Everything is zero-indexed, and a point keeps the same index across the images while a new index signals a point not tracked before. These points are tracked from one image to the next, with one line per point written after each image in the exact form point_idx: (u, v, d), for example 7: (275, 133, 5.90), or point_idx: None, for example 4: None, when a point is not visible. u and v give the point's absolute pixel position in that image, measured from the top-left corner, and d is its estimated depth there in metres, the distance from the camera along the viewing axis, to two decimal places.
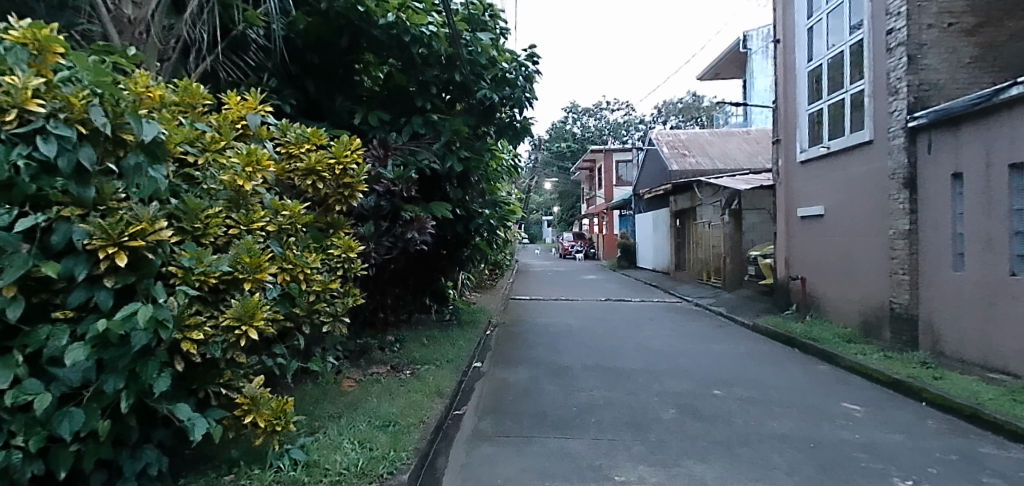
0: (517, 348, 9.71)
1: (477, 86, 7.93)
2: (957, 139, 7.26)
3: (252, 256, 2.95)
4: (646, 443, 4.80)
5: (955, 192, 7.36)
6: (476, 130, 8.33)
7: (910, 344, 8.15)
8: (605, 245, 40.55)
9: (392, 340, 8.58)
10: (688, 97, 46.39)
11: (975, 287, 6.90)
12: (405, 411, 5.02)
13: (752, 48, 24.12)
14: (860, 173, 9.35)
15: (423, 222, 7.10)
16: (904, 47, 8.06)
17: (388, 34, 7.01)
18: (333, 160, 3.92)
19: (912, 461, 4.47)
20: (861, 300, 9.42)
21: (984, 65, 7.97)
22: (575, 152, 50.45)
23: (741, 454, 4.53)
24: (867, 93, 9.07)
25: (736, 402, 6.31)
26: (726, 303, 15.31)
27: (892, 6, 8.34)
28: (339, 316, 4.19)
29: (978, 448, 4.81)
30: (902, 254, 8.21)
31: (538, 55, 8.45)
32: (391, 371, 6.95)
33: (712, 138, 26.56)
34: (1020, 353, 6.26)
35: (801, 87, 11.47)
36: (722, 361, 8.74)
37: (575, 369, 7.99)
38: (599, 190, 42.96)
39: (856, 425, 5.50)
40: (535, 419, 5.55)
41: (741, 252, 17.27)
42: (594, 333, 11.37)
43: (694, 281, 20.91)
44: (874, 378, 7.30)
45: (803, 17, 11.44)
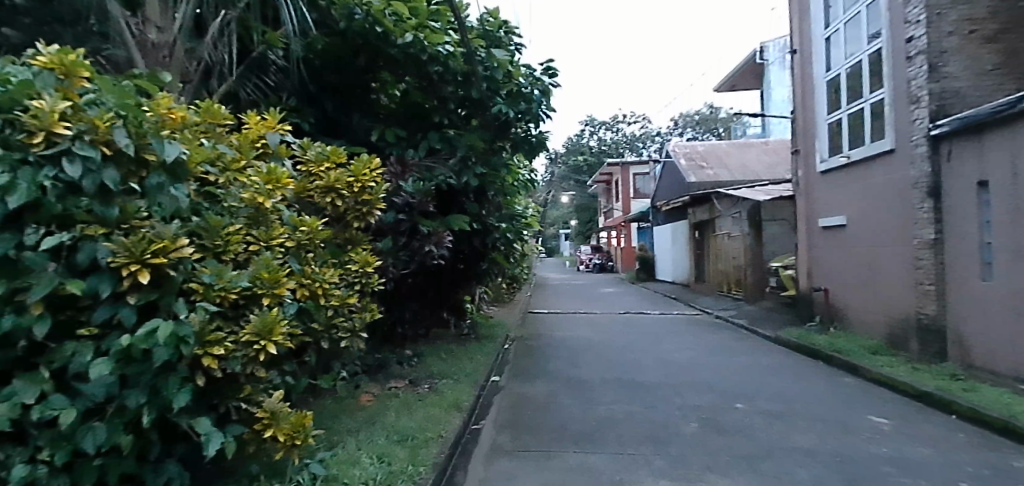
0: (535, 362, 9.69)
1: (493, 102, 8.01)
2: (981, 147, 7.12)
3: (271, 272, 2.99)
4: (666, 458, 4.73)
5: (982, 201, 7.19)
6: (492, 146, 8.44)
7: (939, 356, 7.96)
8: (624, 258, 40.26)
9: (411, 354, 8.58)
10: (706, 109, 46.43)
11: (1005, 297, 6.68)
12: (424, 426, 5.02)
13: (769, 59, 24.09)
14: (882, 182, 9.20)
15: (441, 236, 7.29)
16: (924, 55, 7.95)
17: (405, 53, 7.13)
18: (351, 178, 3.98)
19: (943, 476, 4.33)
20: (886, 311, 9.23)
21: (1008, 72, 7.83)
22: (592, 166, 50.51)
23: (764, 468, 4.44)
24: (887, 101, 8.96)
25: (759, 416, 6.19)
26: (747, 315, 15.11)
27: (911, 15, 8.25)
28: (357, 332, 4.32)
29: (1011, 462, 4.63)
30: (927, 264, 8.06)
31: (555, 68, 8.50)
32: (409, 385, 6.95)
33: (730, 149, 26.44)
34: None
35: (820, 98, 11.37)
36: (743, 373, 8.62)
37: (595, 382, 7.95)
38: (615, 203, 43.09)
39: (884, 438, 5.36)
40: (554, 434, 5.51)
41: (762, 265, 16.93)
42: (613, 346, 11.33)
43: (714, 293, 20.68)
44: (902, 391, 7.10)
45: (820, 27, 11.36)
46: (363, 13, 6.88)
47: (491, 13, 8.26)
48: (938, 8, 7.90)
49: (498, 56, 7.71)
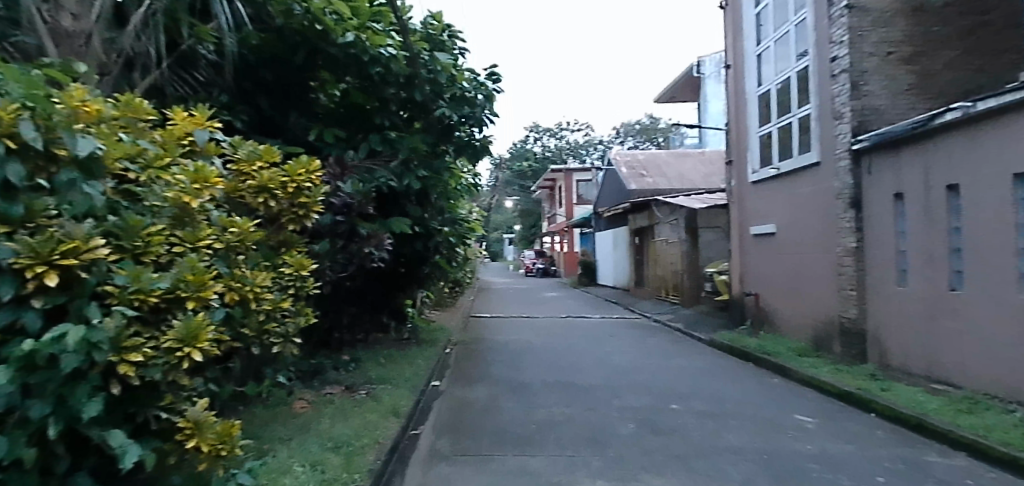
0: (476, 366, 9.62)
1: (436, 105, 7.97)
2: (897, 162, 7.60)
3: (196, 274, 2.80)
4: (604, 459, 4.76)
5: (898, 213, 7.68)
6: (435, 148, 8.35)
7: (859, 356, 8.45)
8: (567, 263, 40.82)
9: (348, 360, 8.32)
10: (647, 119, 47.86)
11: (919, 302, 7.17)
12: (360, 432, 4.86)
13: (706, 72, 25.02)
14: (809, 193, 9.71)
15: (381, 238, 7.09)
16: (847, 74, 8.45)
17: (346, 53, 6.93)
18: (286, 178, 3.81)
19: (862, 471, 4.55)
20: (811, 315, 9.73)
21: (922, 93, 8.38)
22: (536, 172, 50.99)
23: (697, 466, 4.55)
24: (813, 117, 9.46)
25: (693, 416, 6.35)
26: (683, 318, 15.60)
27: (835, 36, 8.75)
28: (290, 337, 4.18)
29: (923, 457, 4.94)
30: (849, 270, 8.55)
31: (498, 73, 8.52)
32: (346, 391, 6.74)
33: (668, 159, 27.28)
34: (960, 365, 6.50)
35: (752, 111, 11.93)
36: (680, 375, 8.86)
37: (536, 386, 7.95)
38: (559, 209, 43.66)
39: (808, 436, 5.62)
40: (493, 437, 5.46)
41: (698, 270, 17.51)
42: (555, 350, 11.42)
43: (653, 298, 21.26)
44: (825, 390, 7.51)
45: (753, 44, 11.91)
46: (302, 10, 6.66)
47: (435, 16, 8.24)
48: (859, 31, 8.42)
49: (441, 60, 7.72)
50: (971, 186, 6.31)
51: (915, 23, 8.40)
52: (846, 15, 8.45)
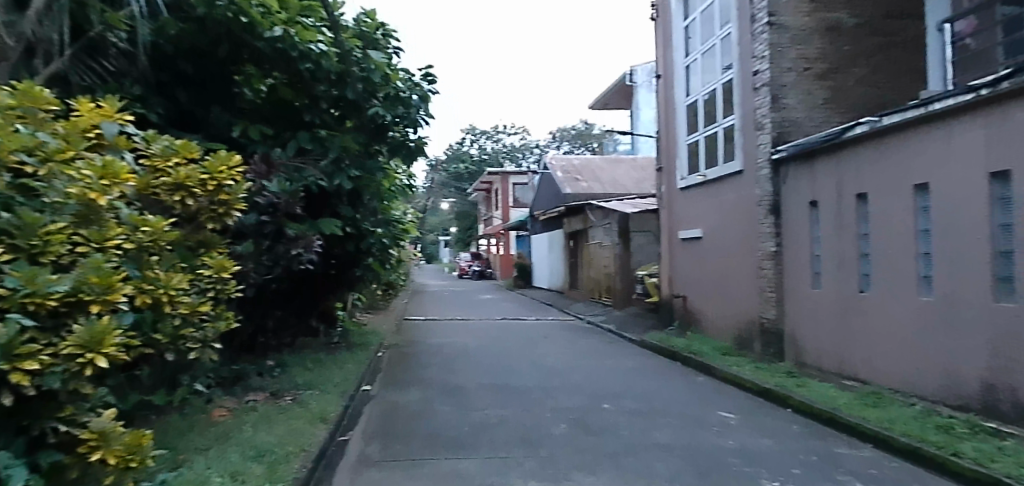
0: (409, 370, 9.46)
1: (369, 104, 7.67)
2: (813, 172, 8.09)
3: (102, 276, 2.55)
4: (537, 459, 4.79)
5: (813, 219, 8.17)
6: (368, 148, 8.16)
7: (778, 355, 8.91)
8: (502, 265, 40.99)
9: (273, 365, 7.95)
10: (582, 125, 48.92)
11: (832, 304, 7.65)
12: (284, 440, 4.64)
13: (639, 81, 25.82)
14: (732, 199, 10.19)
15: (309, 240, 6.86)
16: (768, 87, 8.93)
17: (273, 48, 6.69)
18: (206, 176, 3.59)
19: (779, 463, 4.78)
20: (734, 315, 10.21)
21: (835, 107, 8.96)
22: (472, 174, 50.93)
23: (626, 464, 4.65)
24: (737, 127, 9.95)
25: (622, 415, 6.50)
26: (615, 320, 15.99)
27: (758, 51, 9.22)
28: (209, 342, 3.97)
29: (834, 449, 5.26)
30: (769, 273, 9.03)
31: (434, 74, 8.44)
32: (269, 398, 6.43)
33: (602, 164, 27.95)
34: (868, 362, 6.99)
35: (680, 120, 12.42)
36: (612, 375, 9.06)
37: (470, 389, 7.89)
38: (495, 211, 43.83)
39: (731, 431, 5.88)
40: (426, 441, 5.37)
41: (630, 271, 17.86)
42: (489, 352, 11.42)
43: (586, 300, 21.68)
44: (746, 388, 7.89)
45: (681, 55, 12.39)
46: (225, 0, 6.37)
47: (368, 14, 8.02)
48: (779, 47, 8.92)
49: (375, 58, 7.41)
50: (878, 196, 6.80)
51: (829, 42, 8.98)
52: (767, 32, 8.92)
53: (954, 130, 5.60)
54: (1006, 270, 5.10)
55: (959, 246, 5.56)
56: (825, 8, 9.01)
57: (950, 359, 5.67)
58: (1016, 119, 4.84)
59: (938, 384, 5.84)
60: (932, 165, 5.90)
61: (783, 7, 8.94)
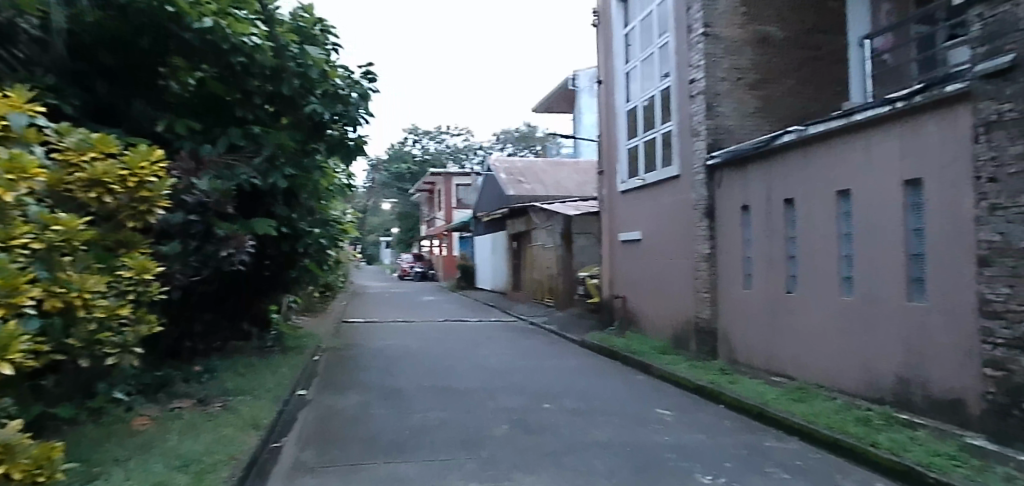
0: (348, 373, 9.21)
1: (306, 100, 7.58)
2: (744, 178, 8.45)
3: (7, 277, 2.30)
4: (478, 460, 4.76)
5: (744, 223, 8.53)
6: (304, 146, 7.92)
7: (712, 353, 9.26)
8: (445, 266, 40.67)
9: (201, 370, 7.55)
10: (525, 128, 49.30)
11: (762, 304, 8.02)
12: (213, 449, 4.40)
13: (581, 86, 26.26)
14: (670, 203, 10.50)
15: (242, 239, 6.45)
16: (703, 96, 9.27)
17: (202, 39, 6.23)
18: (125, 172, 3.36)
19: (712, 458, 4.94)
20: (671, 315, 10.52)
21: (765, 116, 9.39)
22: (415, 174, 50.32)
23: (566, 463, 4.69)
24: (674, 134, 10.27)
25: (563, 414, 6.56)
26: (557, 321, 16.16)
27: (693, 60, 9.56)
28: (129, 347, 3.71)
29: (763, 442, 5.50)
30: (703, 274, 9.36)
31: (374, 72, 8.26)
32: (197, 405, 6.09)
33: (545, 167, 28.24)
34: (794, 359, 7.36)
35: (621, 125, 12.72)
36: (553, 375, 9.14)
37: (410, 391, 7.75)
38: (438, 212, 43.47)
39: (668, 428, 6.04)
40: (364, 446, 5.22)
41: (571, 273, 18.20)
42: (431, 354, 11.29)
43: (528, 301, 21.83)
44: (682, 385, 8.15)
45: (621, 62, 12.69)
46: None
47: (306, 8, 7.80)
48: (714, 57, 9.28)
49: (312, 54, 7.36)
50: (804, 201, 7.18)
51: (760, 53, 9.42)
52: (703, 42, 9.26)
53: (872, 140, 5.98)
54: (918, 272, 5.47)
55: (877, 249, 5.93)
56: (756, 21, 9.45)
57: (868, 355, 6.04)
58: (927, 131, 5.21)
59: (858, 379, 6.21)
60: (853, 173, 6.28)
61: (717, 19, 9.31)
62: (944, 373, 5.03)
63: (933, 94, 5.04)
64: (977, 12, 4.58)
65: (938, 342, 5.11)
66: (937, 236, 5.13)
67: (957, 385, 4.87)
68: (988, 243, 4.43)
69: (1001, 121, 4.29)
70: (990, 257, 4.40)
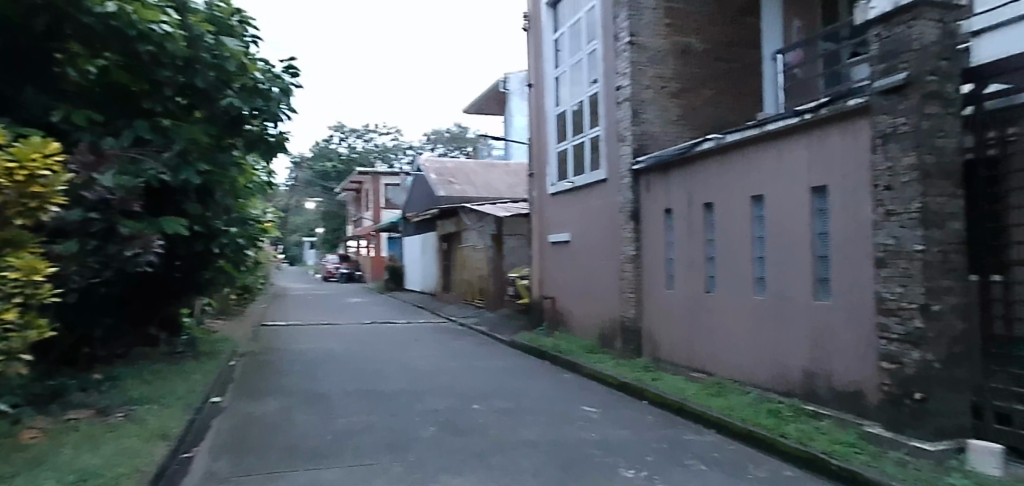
0: (267, 378, 8.78)
1: (222, 94, 7.18)
2: (667, 182, 8.79)
3: None
4: (404, 463, 4.65)
5: (667, 226, 8.87)
6: (219, 142, 7.57)
7: (636, 351, 9.56)
8: (373, 267, 39.75)
9: (100, 379, 6.95)
10: (456, 129, 49.17)
11: (683, 303, 8.36)
12: (114, 462, 4.05)
13: (512, 89, 26.47)
14: (598, 205, 10.76)
15: (149, 240, 6.11)
16: (629, 102, 9.57)
17: (104, 25, 5.58)
18: (14, 163, 3.02)
19: (635, 452, 5.09)
20: (598, 315, 10.78)
21: (687, 124, 9.81)
22: (341, 173, 48.94)
23: (494, 463, 4.67)
24: (602, 138, 10.54)
25: (492, 414, 6.55)
26: (487, 321, 16.16)
27: (620, 67, 9.85)
28: (15, 355, 3.32)
29: (682, 436, 5.73)
30: (629, 275, 9.65)
31: (297, 67, 7.96)
32: (95, 415, 5.60)
33: (475, 168, 28.23)
34: (712, 355, 7.71)
35: (550, 128, 12.92)
36: (481, 376, 9.11)
37: (334, 395, 7.49)
38: (365, 212, 42.46)
39: (594, 425, 6.16)
40: (283, 453, 4.99)
41: (502, 274, 18.28)
42: (357, 356, 10.98)
43: (458, 302, 21.72)
44: (607, 383, 8.35)
45: (551, 67, 12.89)
46: None
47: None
48: (639, 65, 9.62)
49: (230, 46, 6.96)
50: (722, 205, 7.54)
51: (682, 64, 9.83)
52: (629, 51, 9.57)
53: (784, 149, 6.38)
54: (823, 272, 5.88)
55: (787, 251, 6.32)
56: (679, 33, 9.86)
57: (779, 351, 6.42)
58: (832, 141, 5.62)
59: (770, 373, 6.59)
60: (766, 179, 6.67)
61: (642, 29, 9.65)
62: (845, 367, 5.42)
63: (836, 108, 5.46)
64: (875, 33, 4.97)
65: (841, 337, 5.50)
66: (840, 239, 5.53)
67: (857, 378, 5.27)
68: (884, 246, 4.82)
69: (896, 134, 4.67)
70: (885, 259, 4.80)
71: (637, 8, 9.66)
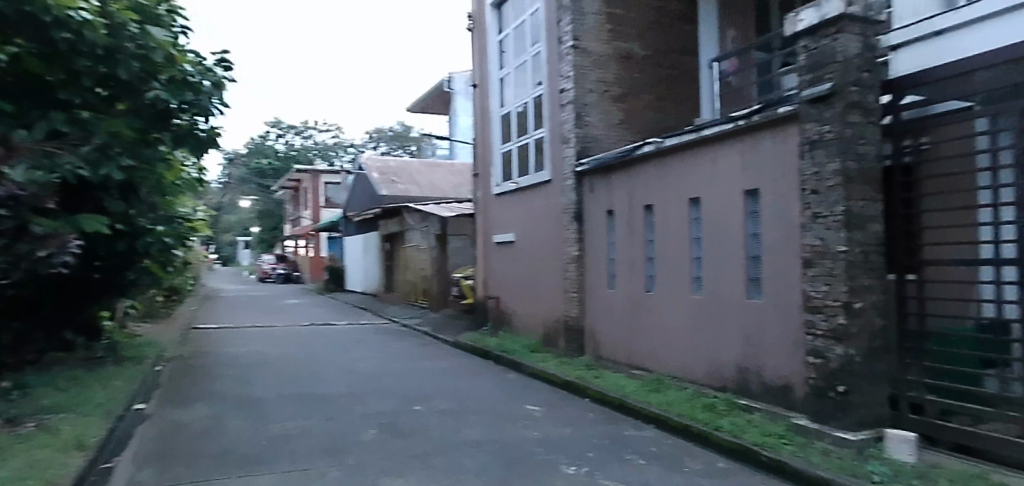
0: (197, 383, 8.36)
1: (148, 86, 6.78)
2: (609, 184, 8.97)
3: None
4: (343, 468, 4.53)
5: (609, 226, 9.06)
6: (145, 136, 7.11)
7: (579, 350, 9.71)
8: (312, 267, 38.62)
9: (8, 388, 6.42)
10: (400, 128, 48.48)
11: (624, 302, 8.55)
12: (23, 475, 3.74)
13: (456, 88, 26.35)
14: (542, 206, 10.86)
15: (65, 239, 5.69)
16: (573, 105, 9.71)
17: (18, 11, 5.27)
18: None
19: (576, 449, 5.17)
20: (542, 314, 10.88)
21: (628, 127, 10.05)
22: (279, 171, 47.30)
23: (436, 464, 4.62)
24: (546, 140, 10.65)
25: (435, 415, 6.48)
26: (430, 322, 16.01)
27: (563, 71, 9.98)
28: None
29: (623, 431, 5.86)
30: (572, 275, 9.79)
31: (230, 60, 7.60)
32: (2, 427, 5.16)
33: (419, 167, 27.94)
34: (651, 352, 7.93)
35: (495, 129, 12.94)
36: (425, 377, 9.01)
37: (270, 400, 7.22)
38: (304, 211, 41.20)
39: (537, 423, 6.21)
40: (213, 460, 4.76)
41: (446, 274, 18.16)
42: (295, 359, 10.62)
43: (401, 303, 21.41)
44: (551, 381, 8.44)
45: (496, 68, 12.91)
46: None
47: None
48: (581, 69, 9.78)
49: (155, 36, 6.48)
50: (661, 207, 7.77)
51: (624, 69, 10.07)
52: (572, 54, 9.72)
53: (719, 154, 6.64)
54: (755, 272, 6.16)
55: (722, 251, 6.58)
56: (621, 39, 10.09)
57: (714, 348, 6.67)
58: (765, 147, 5.88)
59: (706, 369, 6.84)
60: (703, 182, 6.92)
61: (585, 33, 9.82)
62: (776, 362, 5.69)
63: (767, 115, 5.73)
64: (803, 45, 5.24)
65: (771, 333, 5.78)
66: (771, 240, 5.80)
67: (786, 372, 5.54)
68: (811, 247, 5.09)
69: (822, 141, 4.94)
70: (812, 259, 5.07)
71: (580, 13, 9.83)
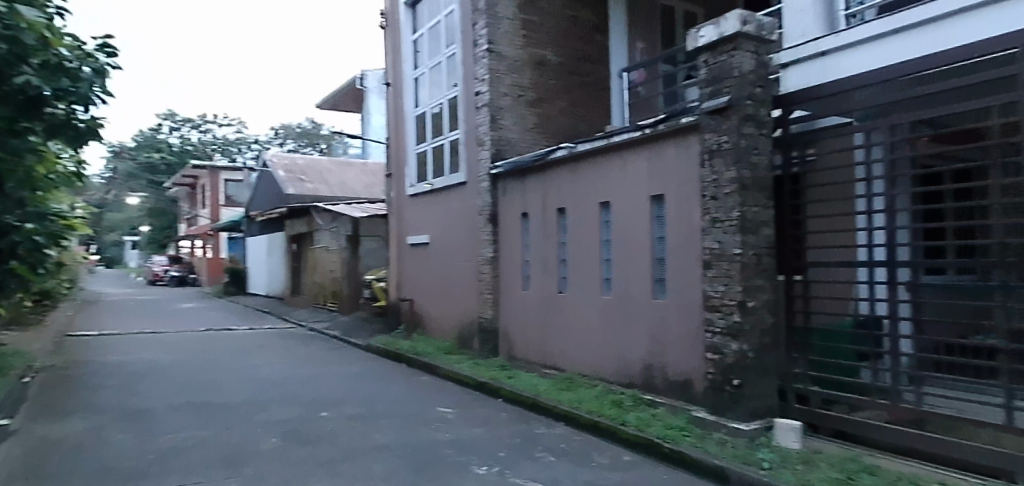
0: (73, 396, 7.54)
1: (16, 70, 5.99)
2: (523, 187, 9.07)
3: None
4: (241, 479, 4.25)
5: (523, 228, 9.15)
6: (10, 125, 6.32)
7: (493, 351, 9.73)
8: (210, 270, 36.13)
9: None
10: (308, 124, 46.54)
11: (538, 302, 8.68)
12: None
13: (370, 86, 25.67)
14: (457, 207, 10.80)
15: None
16: (488, 108, 9.75)
17: None
18: None
19: (488, 449, 5.17)
20: (457, 316, 10.81)
21: (542, 132, 10.22)
22: (172, 166, 43.92)
23: (343, 471, 4.45)
24: (461, 141, 10.61)
25: (343, 421, 6.25)
26: (340, 326, 15.45)
27: (479, 73, 10.01)
28: None
29: (534, 430, 5.93)
30: (486, 276, 9.81)
31: (113, 46, 6.92)
32: None
33: (329, 166, 26.92)
34: (563, 351, 8.09)
35: (409, 129, 12.73)
36: (333, 383, 8.68)
37: (158, 411, 6.64)
38: (201, 210, 38.48)
39: (449, 425, 6.15)
40: (88, 478, 4.30)
41: (358, 277, 17.60)
42: (190, 367, 9.88)
43: (309, 307, 20.51)
44: (464, 383, 8.39)
45: (410, 68, 12.70)
46: None
47: None
48: (496, 72, 9.85)
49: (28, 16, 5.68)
50: (573, 210, 7.96)
51: (538, 74, 10.24)
52: (487, 57, 9.78)
53: (627, 159, 6.90)
54: (660, 272, 6.45)
55: (630, 252, 6.84)
56: (535, 45, 10.25)
57: (622, 346, 6.91)
58: (669, 154, 6.18)
59: (614, 367, 7.07)
60: (613, 186, 7.16)
61: (501, 38, 9.91)
62: (678, 357, 5.98)
63: (672, 125, 6.03)
64: (703, 59, 5.56)
65: (674, 330, 6.07)
66: (674, 243, 6.10)
67: (688, 367, 5.84)
68: (709, 249, 5.41)
69: (720, 150, 5.26)
70: (711, 261, 5.38)
71: (496, 17, 9.92)
